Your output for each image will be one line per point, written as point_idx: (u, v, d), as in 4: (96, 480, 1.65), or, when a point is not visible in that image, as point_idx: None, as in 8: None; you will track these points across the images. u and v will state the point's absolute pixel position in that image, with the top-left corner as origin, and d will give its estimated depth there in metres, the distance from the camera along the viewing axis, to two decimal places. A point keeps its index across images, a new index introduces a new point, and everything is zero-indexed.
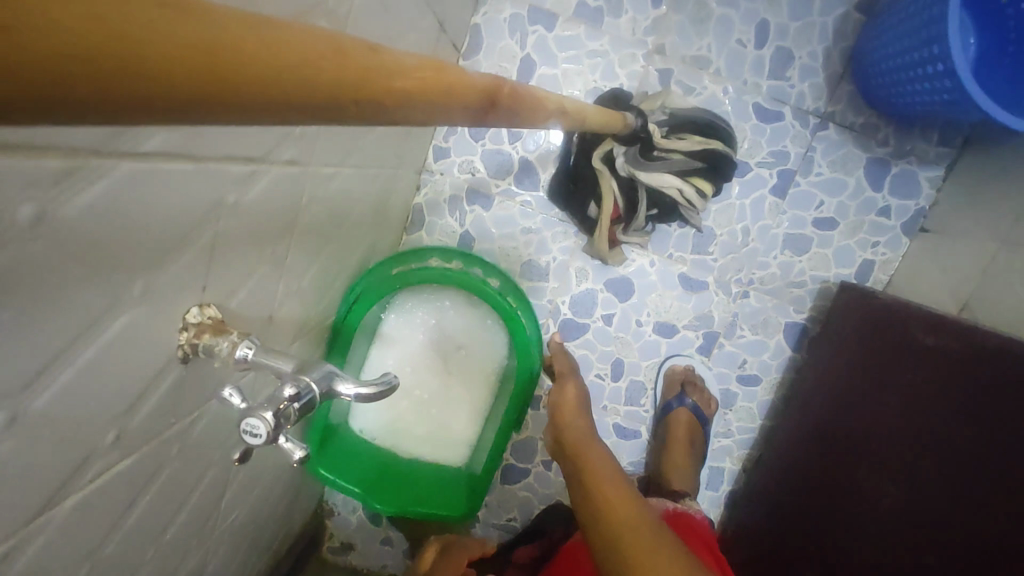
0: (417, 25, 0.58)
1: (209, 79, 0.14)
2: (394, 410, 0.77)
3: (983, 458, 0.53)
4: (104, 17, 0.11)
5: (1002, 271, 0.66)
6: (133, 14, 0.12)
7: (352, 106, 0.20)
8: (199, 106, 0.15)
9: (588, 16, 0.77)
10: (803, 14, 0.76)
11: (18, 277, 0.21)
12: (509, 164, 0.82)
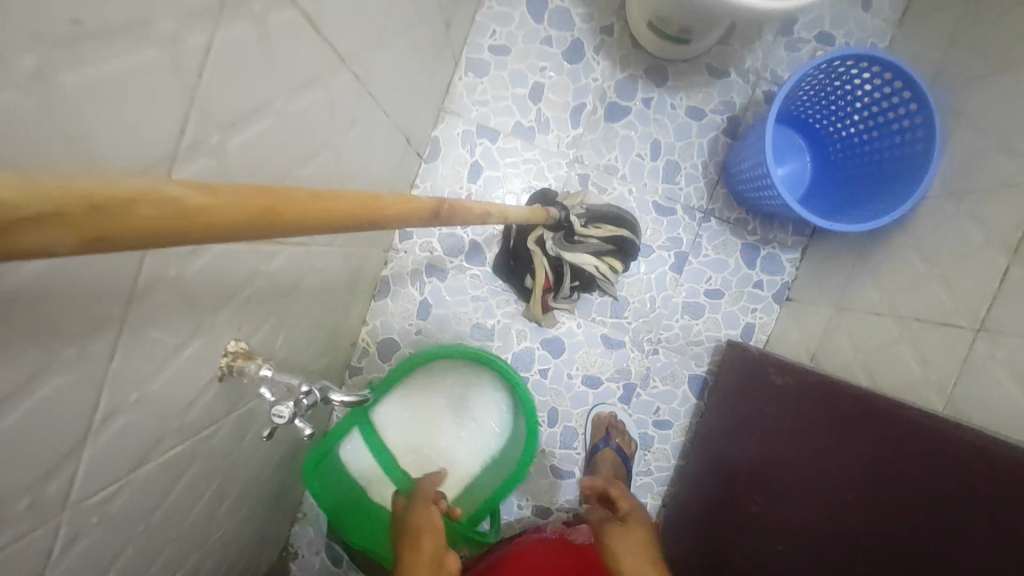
0: (390, 143, 0.78)
1: (328, 219, 0.29)
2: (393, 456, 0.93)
3: (813, 466, 0.69)
4: (294, 195, 0.27)
5: (835, 328, 0.87)
6: (306, 196, 0.28)
7: (367, 224, 0.35)
8: (322, 230, 0.30)
9: (523, 133, 1.00)
10: (685, 136, 1.01)
11: (162, 309, 0.36)
12: (461, 245, 1.01)
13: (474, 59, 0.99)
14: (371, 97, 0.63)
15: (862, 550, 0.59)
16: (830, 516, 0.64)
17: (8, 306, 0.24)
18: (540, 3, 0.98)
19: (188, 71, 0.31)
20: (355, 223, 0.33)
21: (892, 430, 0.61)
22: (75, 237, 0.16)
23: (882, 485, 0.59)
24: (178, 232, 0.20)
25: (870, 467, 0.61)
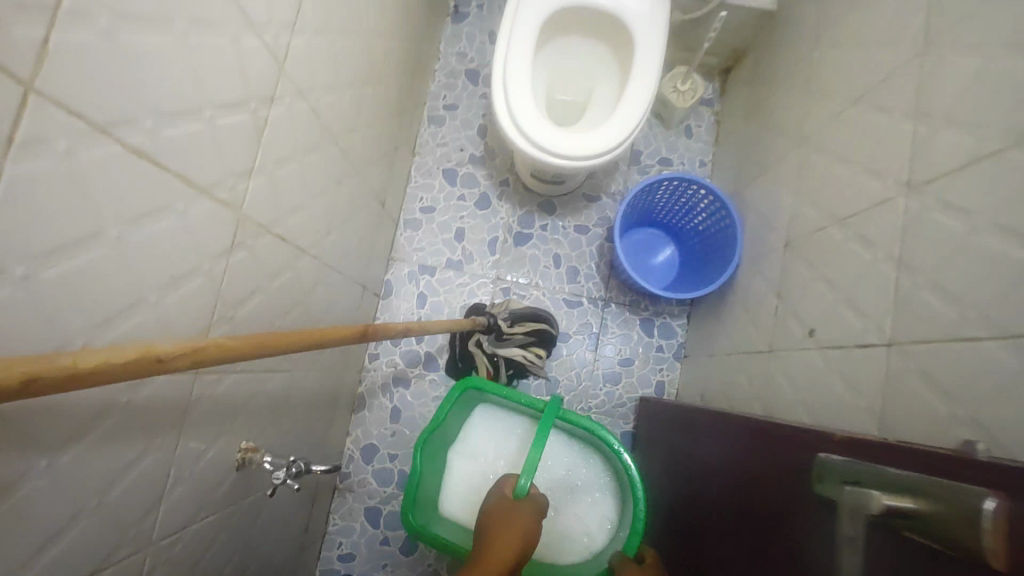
0: (347, 291, 1.07)
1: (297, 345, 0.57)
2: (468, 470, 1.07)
3: (678, 471, 0.91)
4: (279, 337, 0.54)
5: (709, 371, 1.12)
6: (286, 336, 0.55)
7: (321, 347, 0.62)
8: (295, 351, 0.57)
9: (454, 265, 1.31)
10: (577, 246, 1.33)
11: (201, 417, 0.62)
12: (418, 357, 1.28)
13: (410, 218, 1.32)
14: (326, 265, 0.93)
15: (693, 518, 0.80)
16: (683, 503, 0.85)
17: (135, 415, 0.50)
18: (452, 172, 1.34)
19: (211, 285, 0.59)
20: (313, 347, 0.60)
21: (707, 428, 0.84)
22: (195, 362, 0.44)
23: (700, 468, 0.81)
24: (229, 358, 0.47)
25: (697, 458, 0.84)
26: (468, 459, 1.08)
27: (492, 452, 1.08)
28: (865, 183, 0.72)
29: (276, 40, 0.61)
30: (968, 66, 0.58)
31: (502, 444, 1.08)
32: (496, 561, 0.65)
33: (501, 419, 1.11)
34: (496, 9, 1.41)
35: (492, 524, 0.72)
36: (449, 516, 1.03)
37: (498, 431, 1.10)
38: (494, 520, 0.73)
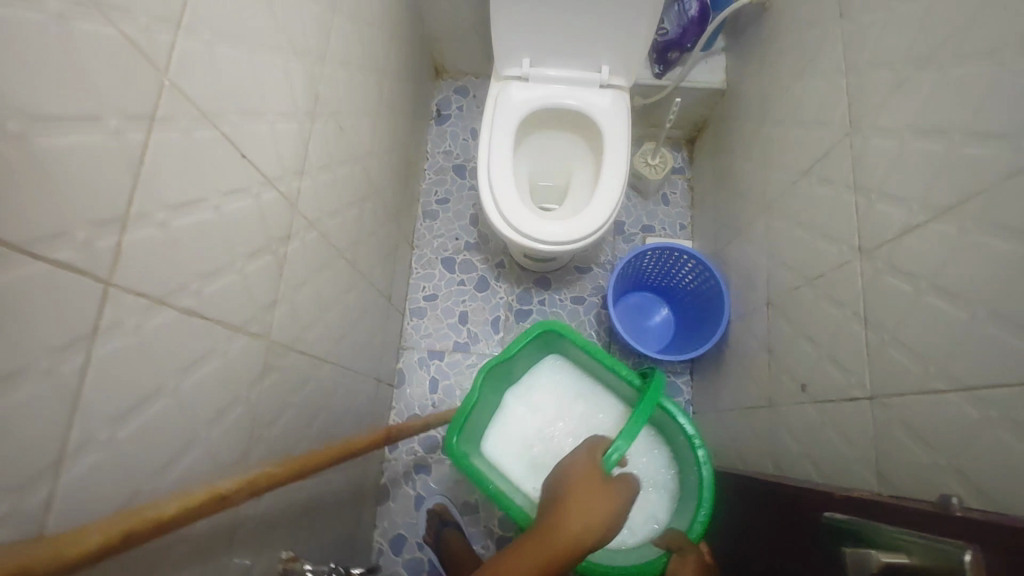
0: (364, 386, 1.12)
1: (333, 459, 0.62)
2: (526, 420, 1.10)
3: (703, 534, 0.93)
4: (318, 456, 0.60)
5: (718, 425, 1.16)
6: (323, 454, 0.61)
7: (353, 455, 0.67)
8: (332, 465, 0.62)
9: (461, 347, 1.37)
10: (576, 316, 1.39)
11: (245, 535, 0.66)
12: (436, 441, 1.32)
13: (415, 307, 1.40)
14: (343, 367, 0.99)
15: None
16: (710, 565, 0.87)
17: (194, 545, 0.55)
18: (450, 260, 1.43)
19: (248, 411, 0.65)
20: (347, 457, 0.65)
21: (723, 489, 0.88)
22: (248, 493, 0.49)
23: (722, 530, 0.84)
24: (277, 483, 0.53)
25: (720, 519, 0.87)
26: (526, 410, 1.11)
27: (549, 410, 1.11)
28: (823, 246, 0.80)
29: (288, 189, 0.70)
30: (886, 146, 0.67)
31: (562, 403, 1.11)
32: (569, 537, 0.59)
33: (570, 377, 1.13)
34: (474, 109, 1.55)
35: (577, 496, 0.65)
36: (487, 452, 1.07)
37: (562, 391, 1.12)
38: (582, 491, 0.66)
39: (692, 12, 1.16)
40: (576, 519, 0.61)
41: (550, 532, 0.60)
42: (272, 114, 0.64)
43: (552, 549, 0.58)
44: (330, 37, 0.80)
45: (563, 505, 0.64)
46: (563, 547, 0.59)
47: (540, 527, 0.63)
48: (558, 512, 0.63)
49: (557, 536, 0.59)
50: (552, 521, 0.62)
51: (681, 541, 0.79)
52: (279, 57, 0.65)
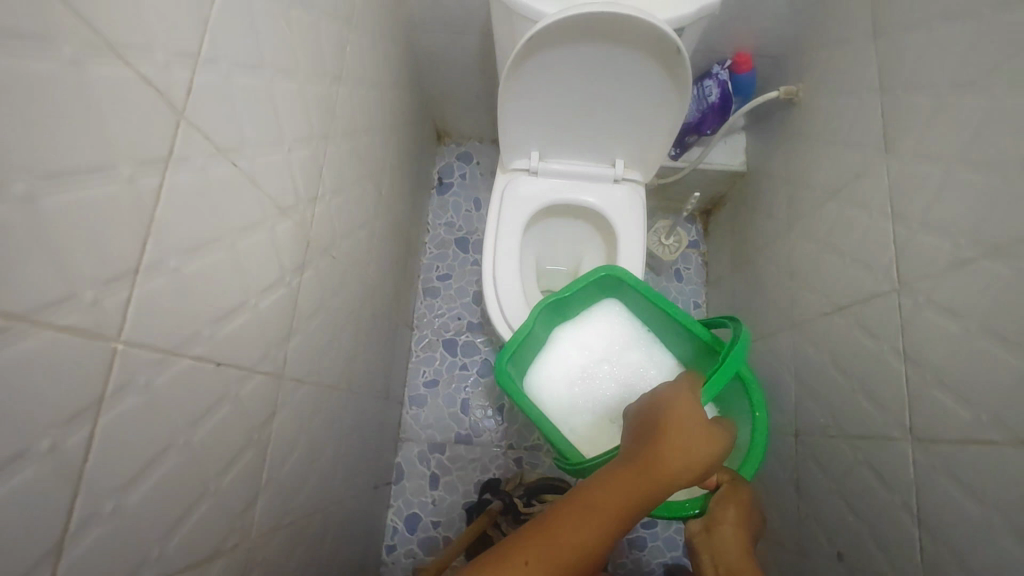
0: (361, 499, 1.05)
1: None
2: (579, 357, 1.03)
3: None
4: None
5: None
6: None
7: None
8: None
9: (463, 439, 1.30)
10: None
11: None
12: (438, 542, 1.22)
13: (414, 395, 1.32)
14: (338, 495, 0.92)
15: None
16: None
17: None
18: (452, 342, 1.36)
19: None
20: None
21: None
22: None
23: None
24: None
25: None
26: (574, 347, 1.04)
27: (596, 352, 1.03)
28: (864, 406, 0.72)
29: (273, 366, 0.63)
30: (942, 329, 0.60)
31: (614, 346, 1.03)
32: (663, 476, 0.56)
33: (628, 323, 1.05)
34: (479, 178, 1.47)
35: (682, 430, 0.59)
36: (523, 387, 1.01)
37: (614, 331, 1.05)
38: (687, 428, 0.59)
39: (711, 100, 1.08)
40: (672, 455, 0.57)
41: (648, 466, 0.57)
42: (253, 301, 0.57)
43: (648, 487, 0.56)
44: (324, 173, 0.73)
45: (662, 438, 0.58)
46: (657, 488, 0.56)
47: (634, 453, 0.59)
48: (654, 444, 0.58)
49: (652, 476, 0.56)
50: (649, 453, 0.57)
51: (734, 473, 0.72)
52: (263, 233, 0.58)
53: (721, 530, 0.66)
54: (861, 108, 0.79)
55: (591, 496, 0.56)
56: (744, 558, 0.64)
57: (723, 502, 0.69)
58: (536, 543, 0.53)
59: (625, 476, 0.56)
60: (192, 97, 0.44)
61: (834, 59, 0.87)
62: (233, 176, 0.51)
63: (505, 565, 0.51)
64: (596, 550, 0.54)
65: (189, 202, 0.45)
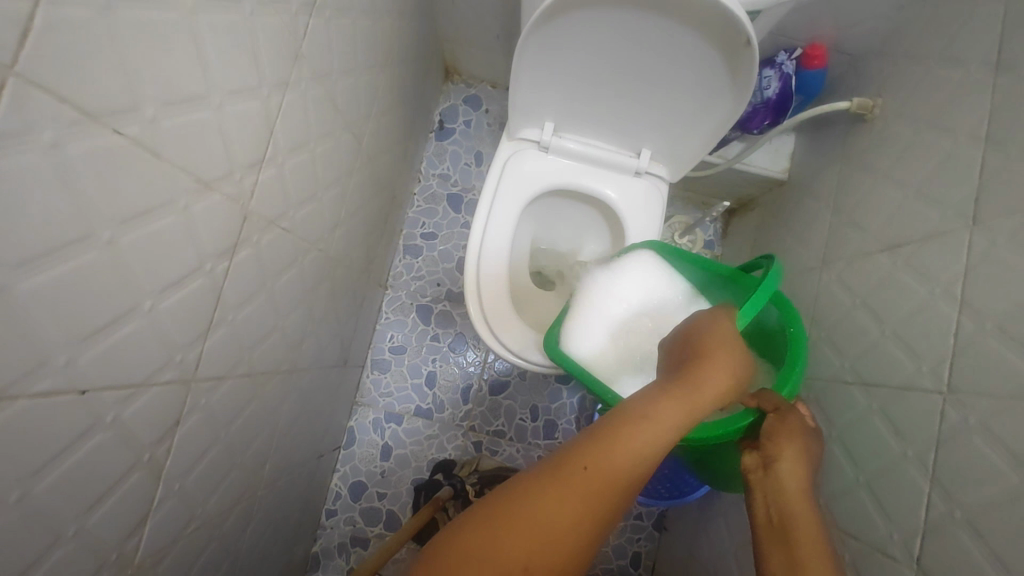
0: (301, 472, 0.97)
1: None
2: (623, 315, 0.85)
3: None
4: None
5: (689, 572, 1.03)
6: None
7: None
8: None
9: (423, 413, 1.22)
10: (557, 397, 1.24)
11: None
12: (379, 515, 1.17)
13: (378, 359, 1.23)
14: (271, 480, 0.83)
15: None
16: None
17: None
18: (427, 309, 1.25)
19: None
20: None
21: None
22: None
23: None
24: None
25: None
26: (607, 291, 0.87)
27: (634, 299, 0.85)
28: (867, 507, 0.63)
29: (180, 372, 0.51)
30: (994, 467, 0.49)
31: (653, 289, 0.85)
32: (705, 399, 0.56)
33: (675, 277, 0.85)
34: (485, 128, 1.31)
35: (717, 357, 0.60)
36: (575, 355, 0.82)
37: (655, 274, 0.86)
38: (720, 356, 0.60)
39: (768, 95, 0.91)
40: (710, 378, 0.58)
41: (690, 388, 0.56)
42: (149, 305, 0.44)
43: (696, 406, 0.55)
44: (280, 132, 0.58)
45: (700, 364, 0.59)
46: (699, 408, 0.56)
47: (672, 376, 0.60)
48: (696, 371, 0.58)
49: (694, 397, 0.56)
50: (686, 379, 0.58)
51: (778, 401, 0.62)
52: (172, 218, 0.44)
53: (779, 466, 0.58)
54: (952, 155, 0.64)
55: (649, 414, 0.54)
56: (802, 493, 0.56)
57: (776, 438, 0.59)
58: (587, 450, 0.50)
59: (669, 395, 0.56)
60: (34, 44, 0.29)
61: (932, 82, 0.71)
62: (115, 149, 0.37)
63: (563, 470, 0.49)
64: (648, 463, 0.52)
65: (25, 192, 0.31)
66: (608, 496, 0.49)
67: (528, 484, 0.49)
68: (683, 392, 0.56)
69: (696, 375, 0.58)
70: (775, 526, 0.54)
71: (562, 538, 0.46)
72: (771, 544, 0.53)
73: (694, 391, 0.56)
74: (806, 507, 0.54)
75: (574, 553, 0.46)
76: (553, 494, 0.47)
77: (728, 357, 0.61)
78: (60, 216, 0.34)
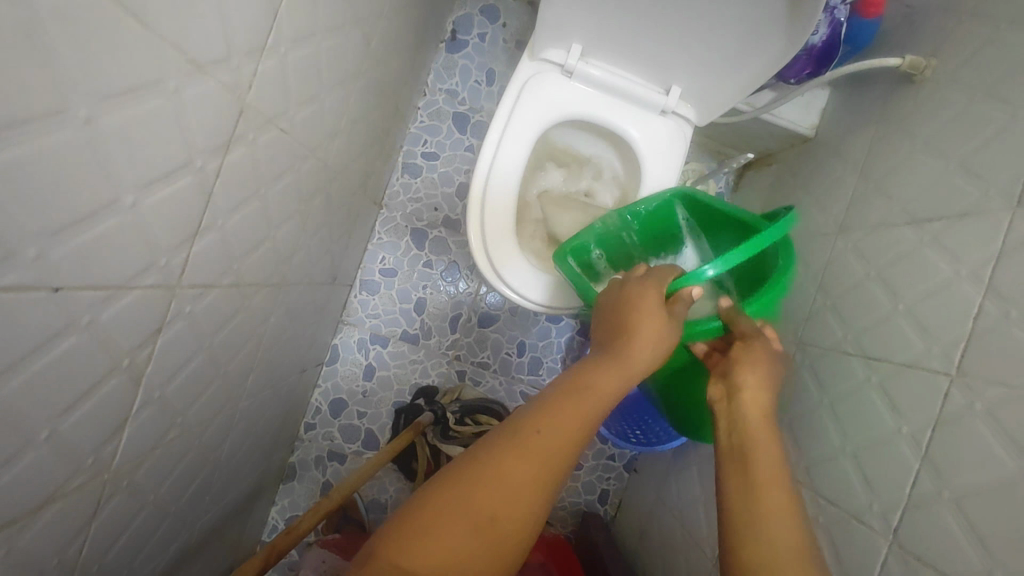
0: (284, 385, 0.96)
1: None
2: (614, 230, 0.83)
3: None
4: None
5: (656, 513, 1.07)
6: None
7: None
8: None
9: (409, 338, 1.20)
10: (546, 335, 1.23)
11: None
12: (358, 433, 1.17)
13: (367, 279, 1.20)
14: (254, 392, 0.82)
15: None
16: None
17: None
18: (422, 233, 1.21)
19: (67, 561, 0.49)
20: None
21: None
22: None
23: None
24: None
25: None
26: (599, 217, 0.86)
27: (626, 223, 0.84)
28: (850, 475, 0.64)
29: (163, 278, 0.47)
30: (992, 452, 0.49)
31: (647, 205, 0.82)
32: (640, 357, 0.54)
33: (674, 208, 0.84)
34: (500, 44, 1.21)
35: (644, 301, 0.57)
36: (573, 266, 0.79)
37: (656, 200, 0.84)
38: (649, 302, 0.57)
39: (814, 41, 0.84)
40: (647, 331, 0.55)
41: (621, 355, 0.53)
42: (132, 201, 0.40)
43: (626, 371, 0.52)
44: (283, 16, 0.51)
45: (627, 329, 0.55)
46: (637, 369, 0.53)
47: (606, 343, 0.56)
48: (625, 335, 0.55)
49: (633, 358, 0.53)
50: (621, 335, 0.55)
51: (746, 331, 0.62)
52: (159, 102, 0.39)
53: (742, 395, 0.57)
54: (1006, 130, 0.60)
55: (585, 386, 0.51)
56: (766, 423, 0.55)
57: (740, 367, 0.59)
58: (533, 416, 0.48)
59: (606, 360, 0.53)
60: None
61: (995, 46, 0.65)
62: (93, 7, 0.30)
63: (513, 433, 0.47)
64: (595, 422, 0.50)
65: None
66: (559, 457, 0.47)
67: (482, 450, 0.47)
68: (613, 364, 0.53)
69: (624, 342, 0.54)
70: (733, 450, 0.54)
71: (515, 503, 0.44)
72: (728, 463, 0.53)
73: (624, 356, 0.53)
74: (770, 439, 0.54)
75: (531, 516, 0.45)
76: (503, 460, 0.45)
77: (659, 310, 0.56)
78: (29, 84, 0.28)
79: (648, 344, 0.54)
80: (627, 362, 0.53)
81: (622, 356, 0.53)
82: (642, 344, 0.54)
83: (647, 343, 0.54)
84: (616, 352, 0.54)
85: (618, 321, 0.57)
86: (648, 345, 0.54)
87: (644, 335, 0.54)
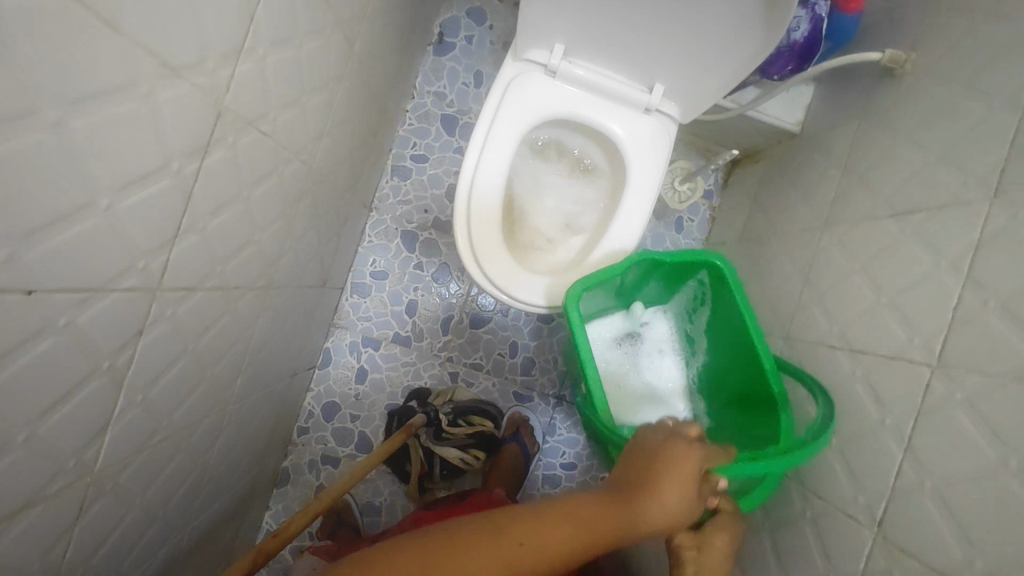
0: (274, 388, 0.96)
1: None
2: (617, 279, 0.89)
3: None
4: None
5: None
6: None
7: None
8: None
9: (402, 340, 1.20)
10: (538, 335, 1.23)
11: None
12: (351, 436, 1.17)
13: (358, 282, 1.20)
14: (244, 396, 0.82)
15: None
16: None
17: None
18: (412, 235, 1.21)
19: (51, 565, 0.49)
20: None
21: None
22: None
23: None
24: None
25: None
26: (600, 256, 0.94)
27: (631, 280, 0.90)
28: (836, 468, 0.64)
29: (143, 281, 0.47)
30: (972, 442, 0.49)
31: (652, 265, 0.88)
32: (655, 520, 0.53)
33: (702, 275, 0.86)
34: (487, 46, 1.21)
35: (677, 472, 0.55)
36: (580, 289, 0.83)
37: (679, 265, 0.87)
38: (680, 470, 0.55)
39: (796, 37, 0.85)
40: (669, 499, 0.54)
41: (634, 506, 0.53)
42: (107, 203, 0.40)
43: (629, 528, 0.53)
44: (260, 18, 0.51)
45: (653, 485, 0.54)
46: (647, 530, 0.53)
47: (626, 483, 0.56)
48: (647, 491, 0.54)
49: (647, 520, 0.53)
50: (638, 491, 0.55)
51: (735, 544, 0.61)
52: (132, 106, 0.39)
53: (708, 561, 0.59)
54: (983, 121, 0.60)
55: (578, 522, 0.52)
56: None
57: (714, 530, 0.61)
58: (517, 526, 0.51)
59: (618, 507, 0.54)
60: None
61: (972, 38, 0.66)
62: (59, 8, 0.31)
63: (498, 536, 0.51)
64: (575, 555, 0.52)
65: None
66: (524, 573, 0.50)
67: (496, 527, 0.51)
68: (630, 526, 0.53)
69: (646, 496, 0.54)
70: None
71: None
72: None
73: (642, 515, 0.53)
74: None
75: None
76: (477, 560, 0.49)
77: (681, 508, 0.54)
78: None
79: (662, 516, 0.54)
80: (633, 521, 0.53)
81: (633, 509, 0.53)
82: (659, 519, 0.53)
83: (661, 519, 0.53)
84: (632, 505, 0.54)
85: (648, 467, 0.56)
86: (664, 508, 0.54)
87: (667, 503, 0.54)
